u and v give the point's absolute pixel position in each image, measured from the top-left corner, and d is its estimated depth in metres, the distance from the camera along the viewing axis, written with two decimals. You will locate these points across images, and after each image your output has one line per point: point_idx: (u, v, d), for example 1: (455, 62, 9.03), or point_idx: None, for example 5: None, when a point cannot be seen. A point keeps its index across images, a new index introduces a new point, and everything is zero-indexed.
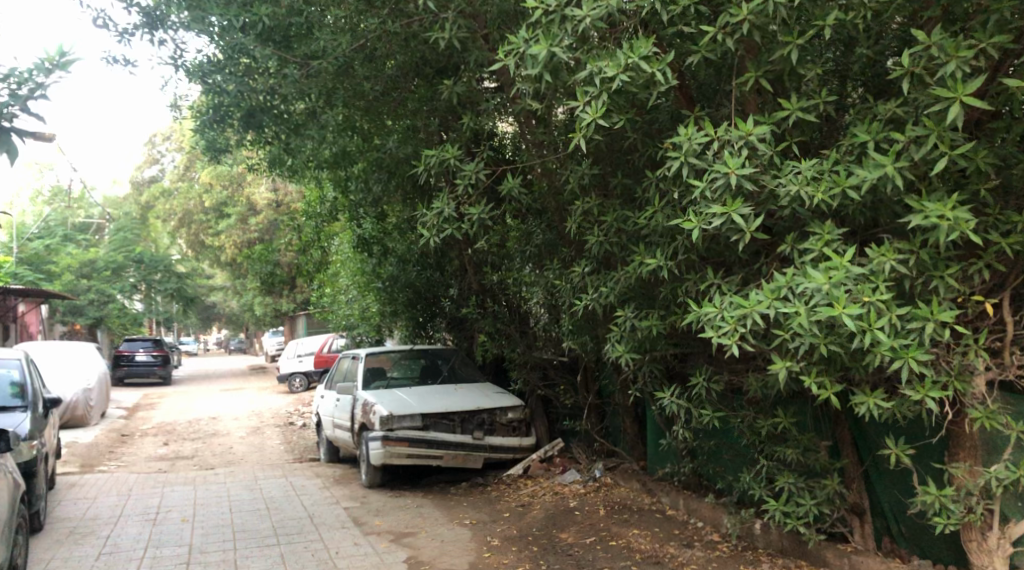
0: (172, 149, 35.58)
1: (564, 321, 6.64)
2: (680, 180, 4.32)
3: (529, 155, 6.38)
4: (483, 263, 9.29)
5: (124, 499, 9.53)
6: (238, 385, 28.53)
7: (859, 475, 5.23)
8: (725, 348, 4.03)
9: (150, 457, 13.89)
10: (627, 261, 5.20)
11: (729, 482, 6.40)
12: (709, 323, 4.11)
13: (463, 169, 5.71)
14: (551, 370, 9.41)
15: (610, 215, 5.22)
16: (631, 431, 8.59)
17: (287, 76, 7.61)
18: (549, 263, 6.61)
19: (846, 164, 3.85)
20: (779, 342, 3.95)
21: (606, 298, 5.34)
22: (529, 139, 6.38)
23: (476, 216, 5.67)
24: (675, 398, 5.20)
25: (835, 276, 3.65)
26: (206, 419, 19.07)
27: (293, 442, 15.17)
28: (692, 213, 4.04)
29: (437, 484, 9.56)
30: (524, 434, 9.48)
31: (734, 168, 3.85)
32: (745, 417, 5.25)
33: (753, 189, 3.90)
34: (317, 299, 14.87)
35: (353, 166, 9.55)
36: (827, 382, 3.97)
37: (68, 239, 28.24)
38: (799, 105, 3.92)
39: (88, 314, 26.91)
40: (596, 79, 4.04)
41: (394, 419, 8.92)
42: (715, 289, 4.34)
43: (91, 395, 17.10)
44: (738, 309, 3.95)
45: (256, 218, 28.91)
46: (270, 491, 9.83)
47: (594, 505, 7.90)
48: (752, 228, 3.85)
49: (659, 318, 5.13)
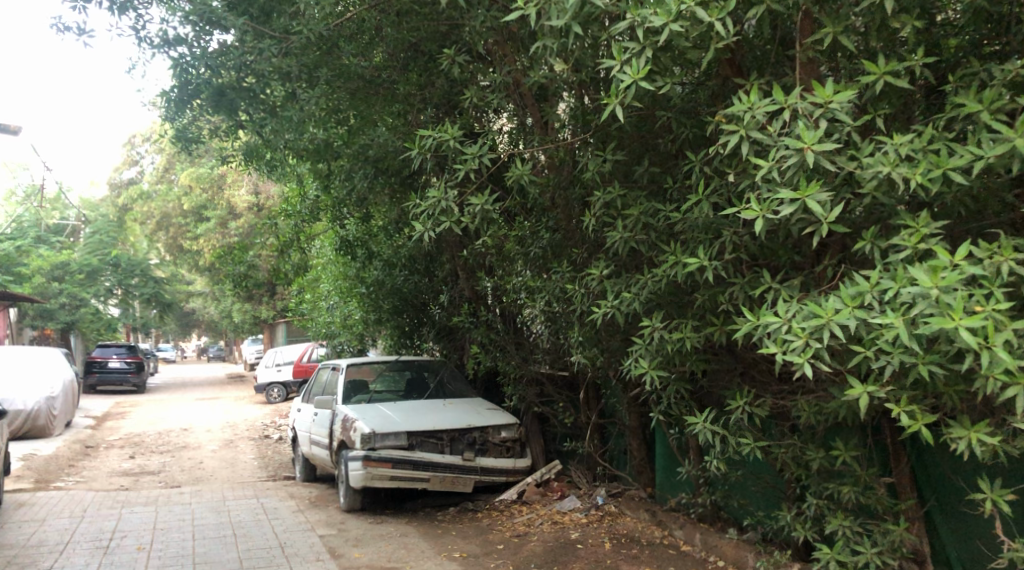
0: (151, 150, 34.48)
1: (572, 332, 5.86)
2: (732, 162, 3.57)
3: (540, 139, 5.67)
4: (478, 266, 8.51)
5: (75, 523, 8.60)
6: (214, 394, 27.49)
7: (921, 517, 4.43)
8: (792, 367, 3.27)
9: (113, 472, 12.91)
10: (656, 263, 4.44)
11: (758, 519, 5.63)
12: (771, 336, 3.34)
13: (464, 152, 4.93)
14: (550, 386, 8.61)
15: (635, 208, 4.46)
16: (638, 455, 7.81)
17: (262, 50, 6.89)
18: (557, 267, 5.84)
19: (948, 141, 3.12)
20: (860, 360, 3.19)
21: (629, 305, 4.57)
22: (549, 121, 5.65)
23: (480, 208, 4.88)
24: (710, 425, 4.43)
25: (944, 278, 2.85)
26: (178, 431, 18.08)
27: (268, 457, 14.25)
28: (753, 200, 3.28)
29: (423, 509, 8.72)
30: (518, 455, 8.66)
31: (810, 142, 3.10)
32: (791, 448, 4.47)
33: (833, 170, 3.14)
34: (296, 306, 14.00)
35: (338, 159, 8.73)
36: (917, 412, 3.20)
37: (41, 241, 27.13)
38: (890, 68, 3.19)
39: (58, 319, 25.73)
40: (636, 33, 3.30)
41: (376, 437, 8.07)
42: (773, 295, 3.58)
43: (54, 404, 16.09)
44: (812, 319, 3.19)
45: (237, 221, 27.80)
46: (238, 515, 8.93)
47: (598, 538, 7.08)
48: (832, 218, 3.09)
49: (692, 331, 4.36)
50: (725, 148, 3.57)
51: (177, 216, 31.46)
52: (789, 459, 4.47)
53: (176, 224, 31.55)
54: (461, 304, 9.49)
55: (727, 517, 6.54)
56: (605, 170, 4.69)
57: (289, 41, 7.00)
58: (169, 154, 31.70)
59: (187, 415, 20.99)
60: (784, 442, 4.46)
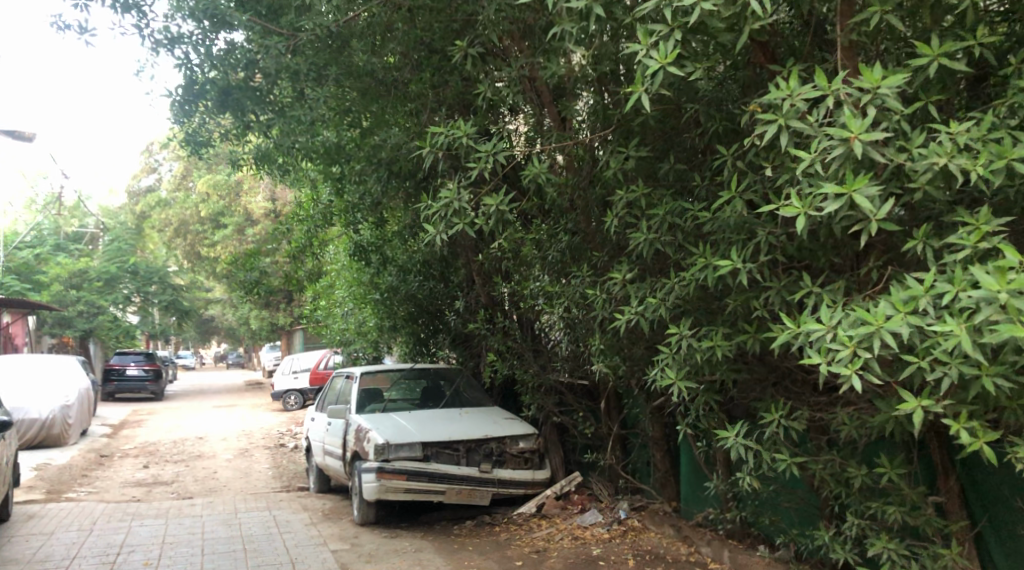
0: (169, 158, 34.56)
1: (593, 340, 5.58)
2: (769, 156, 3.29)
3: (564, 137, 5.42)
4: (496, 270, 8.26)
5: (83, 536, 8.41)
6: (231, 402, 27.37)
7: (973, 540, 4.09)
8: (839, 379, 2.97)
9: (126, 482, 12.74)
10: (684, 266, 4.16)
11: (792, 537, 5.31)
12: (815, 346, 3.05)
13: (478, 150, 4.68)
14: (569, 395, 8.32)
15: (660, 208, 4.19)
16: (662, 467, 7.51)
17: (269, 47, 6.79)
18: (577, 271, 5.56)
19: (1010, 129, 2.83)
20: (914, 372, 2.89)
21: (654, 311, 4.29)
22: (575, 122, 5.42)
23: (495, 209, 4.62)
24: (743, 440, 4.14)
25: (1014, 280, 2.55)
26: (194, 439, 17.93)
27: (283, 466, 14.05)
28: (793, 196, 3.01)
29: (438, 523, 8.45)
30: (537, 467, 8.38)
31: (858, 132, 2.80)
32: (831, 464, 4.16)
33: (883, 162, 2.85)
34: (310, 312, 13.79)
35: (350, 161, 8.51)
36: (979, 428, 2.90)
37: (60, 249, 27.20)
38: (947, 49, 2.90)
39: (76, 327, 25.62)
40: (664, 14, 3.06)
41: (390, 448, 7.82)
42: (815, 301, 3.29)
43: (70, 412, 15.99)
44: (862, 327, 2.89)
45: (254, 228, 27.73)
46: (250, 528, 8.71)
47: (621, 555, 6.77)
48: (882, 214, 2.80)
49: (723, 339, 4.08)
50: (761, 140, 3.29)
51: (194, 223, 31.49)
52: (828, 476, 4.16)
53: (193, 231, 31.58)
54: (477, 310, 9.23)
55: (757, 533, 6.23)
56: (627, 168, 4.42)
57: (297, 38, 6.90)
58: (186, 161, 31.74)
59: (203, 423, 20.85)
60: (823, 458, 4.15)
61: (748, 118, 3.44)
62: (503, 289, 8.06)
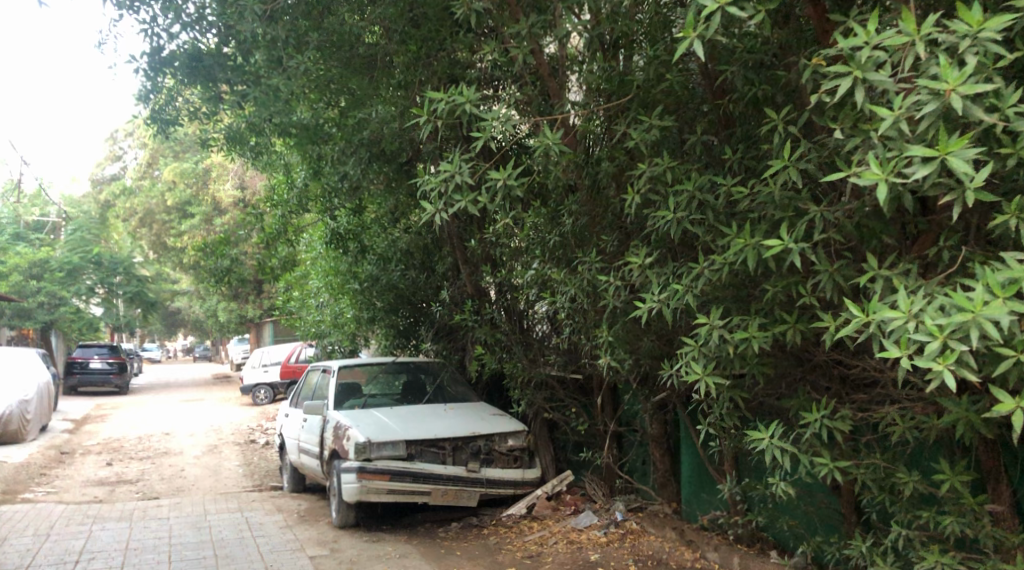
0: (134, 146, 33.49)
1: (600, 331, 5.12)
2: (835, 117, 2.86)
3: (589, 99, 5.07)
4: (486, 256, 7.79)
5: (39, 543, 7.77)
6: (198, 396, 26.55)
7: None
8: (924, 375, 2.54)
9: (87, 481, 12.06)
10: (717, 249, 3.72)
11: (815, 545, 4.92)
12: (894, 335, 2.62)
13: (483, 116, 4.20)
14: (561, 390, 7.88)
15: (688, 183, 3.74)
16: (661, 466, 7.08)
17: (244, 10, 6.30)
18: (584, 256, 5.08)
19: None
20: (1015, 365, 2.47)
21: (680, 298, 3.85)
22: (598, 89, 5.02)
23: (501, 183, 4.14)
24: (780, 442, 3.71)
25: None
26: (160, 436, 17.21)
27: (253, 464, 13.45)
28: (874, 162, 2.55)
29: (423, 525, 7.97)
30: (527, 466, 7.92)
31: (955, 83, 2.37)
32: (874, 468, 3.76)
33: (983, 119, 2.41)
34: (283, 304, 13.17)
35: (328, 140, 7.95)
36: None
37: (19, 238, 26.15)
38: None
39: (37, 319, 24.27)
40: None
41: (372, 446, 7.31)
42: (884, 286, 2.87)
43: (28, 408, 15.20)
44: (955, 314, 2.46)
45: (223, 217, 26.94)
46: (221, 532, 8.14)
47: (622, 560, 6.34)
48: (982, 180, 2.36)
49: (760, 329, 3.66)
50: (826, 99, 2.85)
51: (160, 213, 30.54)
52: (872, 481, 3.75)
53: (159, 220, 30.63)
54: (463, 301, 8.73)
55: (768, 538, 5.81)
56: (650, 140, 3.96)
57: (276, 2, 6.39)
58: (152, 148, 30.73)
59: (170, 418, 20.07)
60: (867, 461, 3.75)
61: (806, 76, 3.01)
62: (494, 276, 7.59)
